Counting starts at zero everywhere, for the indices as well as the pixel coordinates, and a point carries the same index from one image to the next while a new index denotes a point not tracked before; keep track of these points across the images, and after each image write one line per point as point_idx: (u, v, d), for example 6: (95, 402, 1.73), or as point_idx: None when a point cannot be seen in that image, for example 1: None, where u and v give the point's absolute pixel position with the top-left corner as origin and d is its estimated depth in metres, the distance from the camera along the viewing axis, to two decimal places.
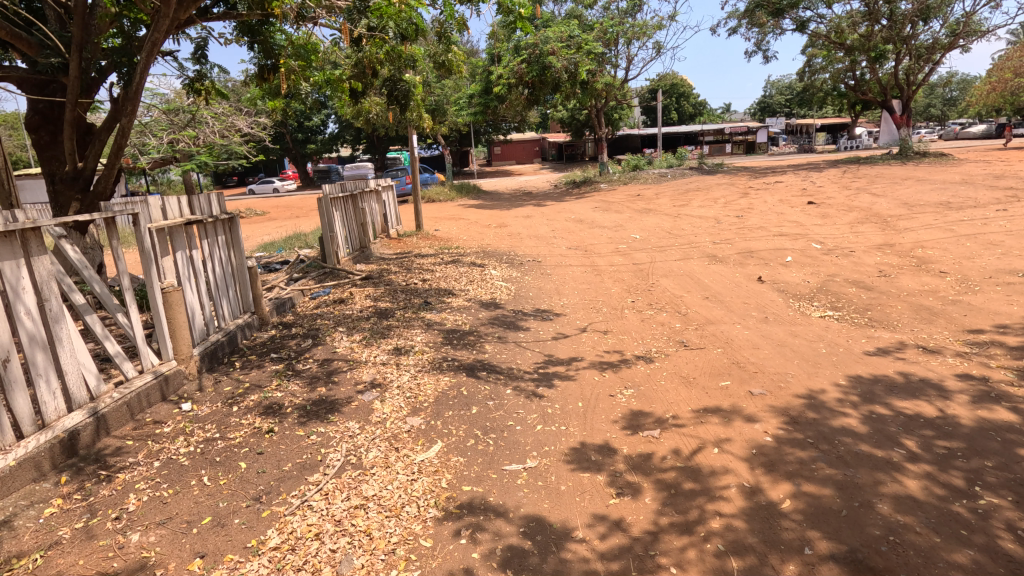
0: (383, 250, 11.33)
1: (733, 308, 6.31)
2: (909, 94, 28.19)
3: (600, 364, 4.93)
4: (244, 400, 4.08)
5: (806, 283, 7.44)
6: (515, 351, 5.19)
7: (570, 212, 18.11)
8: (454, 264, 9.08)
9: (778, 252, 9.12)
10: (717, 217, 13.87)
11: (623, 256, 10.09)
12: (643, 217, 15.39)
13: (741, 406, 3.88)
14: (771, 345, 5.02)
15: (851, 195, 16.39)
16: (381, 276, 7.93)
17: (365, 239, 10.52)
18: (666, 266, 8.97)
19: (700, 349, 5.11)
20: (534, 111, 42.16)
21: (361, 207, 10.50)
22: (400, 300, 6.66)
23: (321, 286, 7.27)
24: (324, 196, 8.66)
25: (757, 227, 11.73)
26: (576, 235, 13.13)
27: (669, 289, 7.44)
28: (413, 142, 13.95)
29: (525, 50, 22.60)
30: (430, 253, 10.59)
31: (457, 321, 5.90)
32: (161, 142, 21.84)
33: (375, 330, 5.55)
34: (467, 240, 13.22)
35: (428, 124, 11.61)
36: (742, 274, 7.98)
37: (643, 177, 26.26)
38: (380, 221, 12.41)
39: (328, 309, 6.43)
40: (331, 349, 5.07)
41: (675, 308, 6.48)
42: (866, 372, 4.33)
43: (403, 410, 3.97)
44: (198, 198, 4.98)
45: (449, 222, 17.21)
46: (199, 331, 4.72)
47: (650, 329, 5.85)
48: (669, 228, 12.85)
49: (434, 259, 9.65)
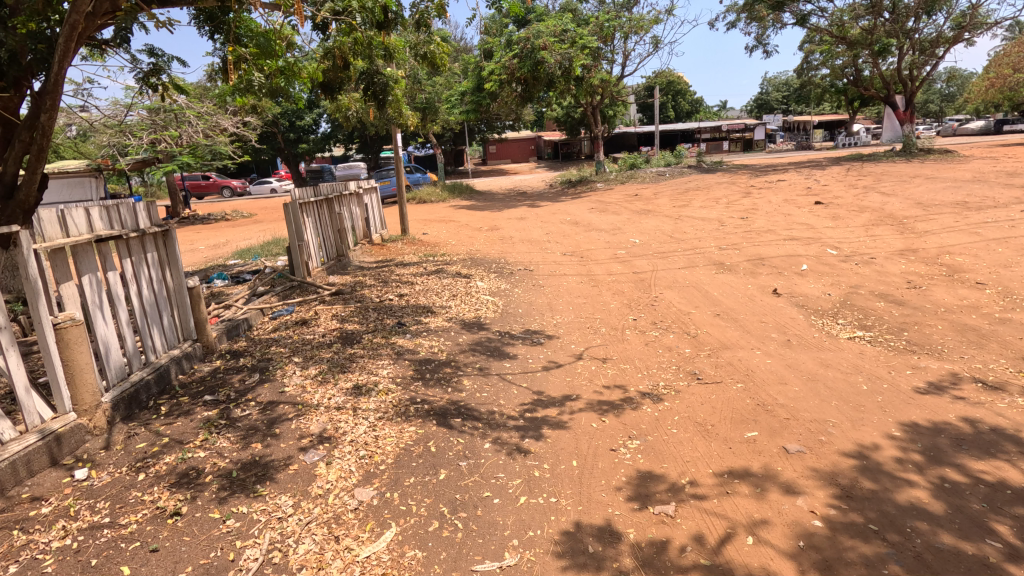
0: (363, 257, 10.52)
1: (749, 329, 5.54)
2: (912, 90, 27.49)
3: (598, 404, 4.14)
4: (155, 464, 3.26)
5: (828, 295, 6.69)
6: (498, 387, 4.40)
7: (565, 213, 17.38)
8: (438, 274, 8.29)
9: (791, 260, 8.37)
10: (720, 219, 13.14)
11: (622, 263, 9.34)
12: (642, 219, 14.65)
13: (775, 469, 3.11)
14: (801, 379, 4.25)
15: (859, 194, 15.70)
16: (354, 290, 7.12)
17: (343, 246, 9.71)
18: (670, 275, 8.20)
19: (716, 384, 4.33)
20: (528, 109, 41.37)
21: (338, 213, 9.68)
22: (371, 321, 5.85)
23: (284, 304, 6.45)
24: (292, 202, 7.82)
25: (765, 230, 10.98)
26: (572, 238, 12.37)
27: (675, 304, 6.68)
28: (398, 141, 13.11)
29: (517, 45, 21.79)
30: (413, 261, 9.80)
31: (433, 348, 5.09)
32: (142, 142, 20.98)
33: (335, 362, 4.74)
34: (456, 245, 12.43)
35: (413, 122, 10.89)
36: (755, 285, 7.21)
37: (641, 176, 25.51)
38: (362, 226, 11.60)
39: (286, 333, 5.62)
40: (279, 388, 4.26)
41: (683, 328, 5.71)
42: (923, 419, 3.56)
43: (353, 477, 3.17)
44: (117, 209, 4.14)
45: (440, 225, 16.45)
46: (117, 371, 3.91)
47: (655, 356, 5.07)
48: (670, 231, 12.11)
49: (417, 268, 8.86)
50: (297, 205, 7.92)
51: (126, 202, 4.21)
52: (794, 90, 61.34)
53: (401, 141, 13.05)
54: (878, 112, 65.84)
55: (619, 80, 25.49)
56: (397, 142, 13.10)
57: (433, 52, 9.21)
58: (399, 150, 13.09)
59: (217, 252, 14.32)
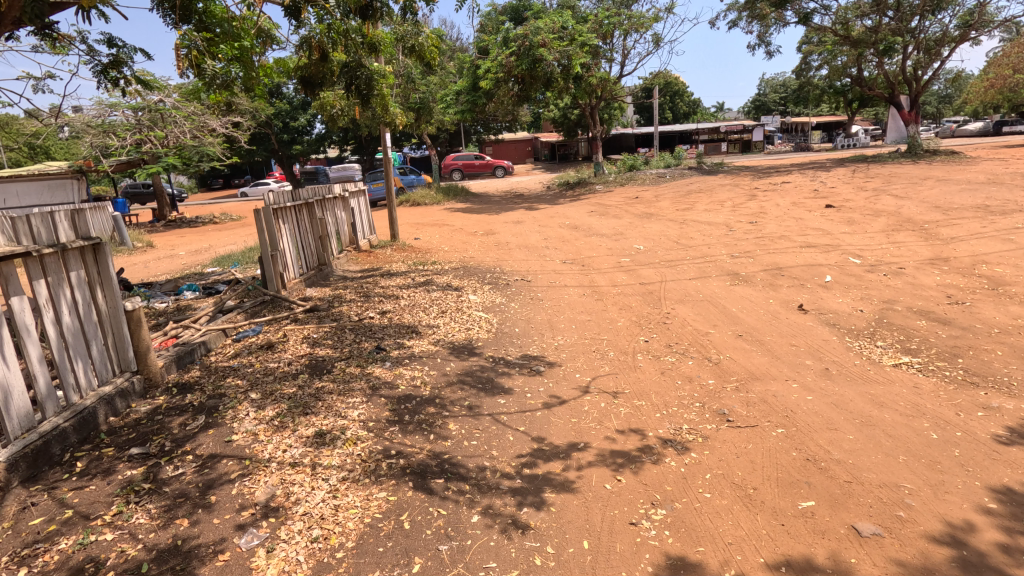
0: (348, 265, 9.80)
1: (778, 354, 4.84)
2: (917, 90, 26.51)
3: (611, 456, 3.42)
4: (45, 554, 2.52)
5: (860, 312, 5.98)
6: (491, 434, 3.67)
7: (564, 216, 16.72)
8: (426, 286, 7.57)
9: (812, 270, 7.67)
10: (727, 223, 12.47)
11: (626, 272, 8.68)
12: (645, 223, 13.97)
13: (848, 562, 2.41)
14: (854, 424, 3.53)
15: (869, 197, 15.07)
16: (331, 307, 6.38)
17: (325, 254, 8.98)
18: (680, 287, 7.51)
19: (751, 429, 3.62)
20: (525, 108, 40.75)
21: (320, 218, 8.93)
22: (346, 347, 5.08)
23: (250, 324, 5.71)
24: (264, 206, 7.07)
25: (778, 235, 10.31)
26: (571, 244, 11.69)
27: (690, 321, 5.97)
28: (387, 141, 12.31)
29: (514, 43, 21.17)
30: (401, 270, 9.10)
31: (416, 381, 4.34)
32: (126, 143, 20.26)
33: (299, 400, 3.98)
34: (449, 252, 11.72)
35: (404, 119, 10.23)
36: (777, 300, 6.53)
37: (641, 177, 24.88)
38: (347, 231, 10.85)
39: (246, 360, 4.85)
40: (225, 437, 3.50)
41: (703, 353, 5.00)
42: (1019, 484, 2.85)
43: (299, 573, 2.43)
44: (25, 221, 3.39)
45: (433, 229, 15.74)
46: (20, 421, 3.16)
47: (674, 389, 4.35)
48: (675, 237, 11.43)
49: (403, 279, 8.14)
50: (270, 211, 7.18)
51: (38, 212, 3.46)
52: (792, 91, 60.97)
53: (389, 142, 12.27)
54: (876, 114, 65.50)
55: (619, 80, 24.89)
56: (386, 142, 12.31)
57: (422, 44, 8.53)
58: (388, 150, 12.31)
59: (198, 258, 13.60)
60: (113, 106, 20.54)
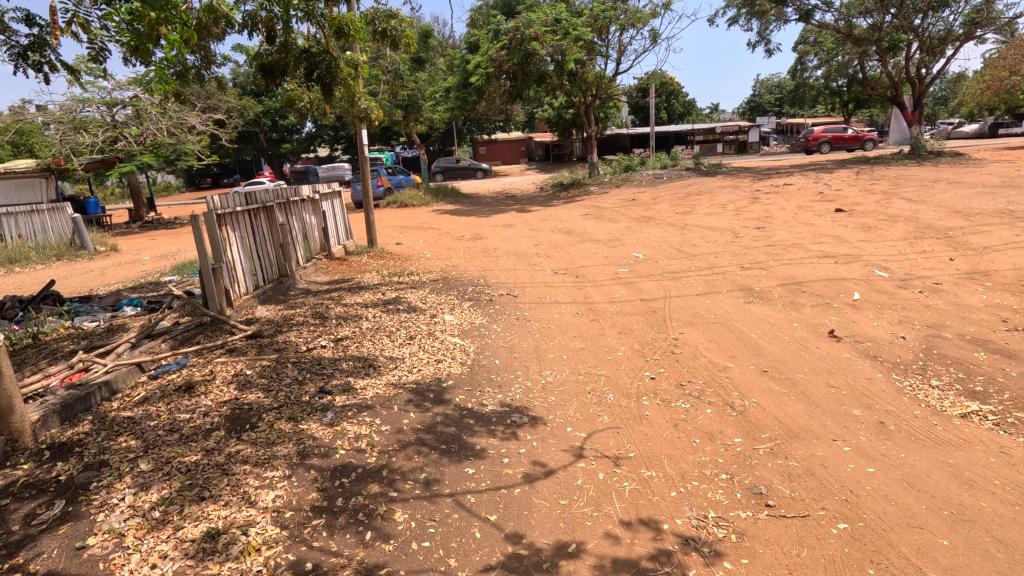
0: (315, 276, 8.81)
1: (817, 401, 3.92)
2: (920, 90, 25.72)
3: (615, 570, 2.48)
4: None
5: (902, 339, 5.06)
6: (450, 529, 2.73)
7: (557, 220, 15.84)
8: (397, 303, 6.63)
9: (836, 285, 6.76)
10: (732, 229, 11.60)
11: (625, 285, 7.78)
12: (643, 227, 13.07)
13: None
14: (943, 520, 2.62)
15: (879, 200, 14.20)
16: (280, 332, 5.41)
17: (287, 264, 7.98)
18: (687, 305, 6.60)
19: (801, 522, 2.69)
20: (518, 107, 39.85)
21: (282, 225, 7.93)
22: (283, 389, 4.10)
23: (175, 357, 4.72)
24: (208, 211, 6.09)
25: (790, 243, 9.43)
26: (564, 251, 10.76)
27: (702, 350, 5.05)
28: (363, 139, 11.30)
29: (505, 36, 20.28)
30: (373, 282, 8.15)
31: (360, 443, 3.38)
32: (97, 140, 19.21)
33: (200, 475, 2.99)
34: (432, 259, 10.78)
35: (380, 116, 9.49)
36: (802, 321, 5.63)
37: (638, 178, 24.02)
38: (317, 238, 9.86)
39: (153, 408, 3.85)
40: (77, 542, 2.52)
41: (723, 397, 4.10)
42: None
43: None
44: None
45: (418, 233, 14.82)
46: None
47: (691, 452, 3.42)
48: (676, 243, 10.52)
49: (372, 294, 7.18)
50: (214, 217, 6.19)
51: None
52: (788, 93, 60.34)
53: (366, 139, 11.25)
54: (870, 116, 65.02)
55: (614, 78, 24.04)
56: (362, 140, 11.28)
57: (393, 26, 7.86)
58: (364, 149, 11.30)
59: (164, 264, 12.61)
60: (84, 101, 19.46)
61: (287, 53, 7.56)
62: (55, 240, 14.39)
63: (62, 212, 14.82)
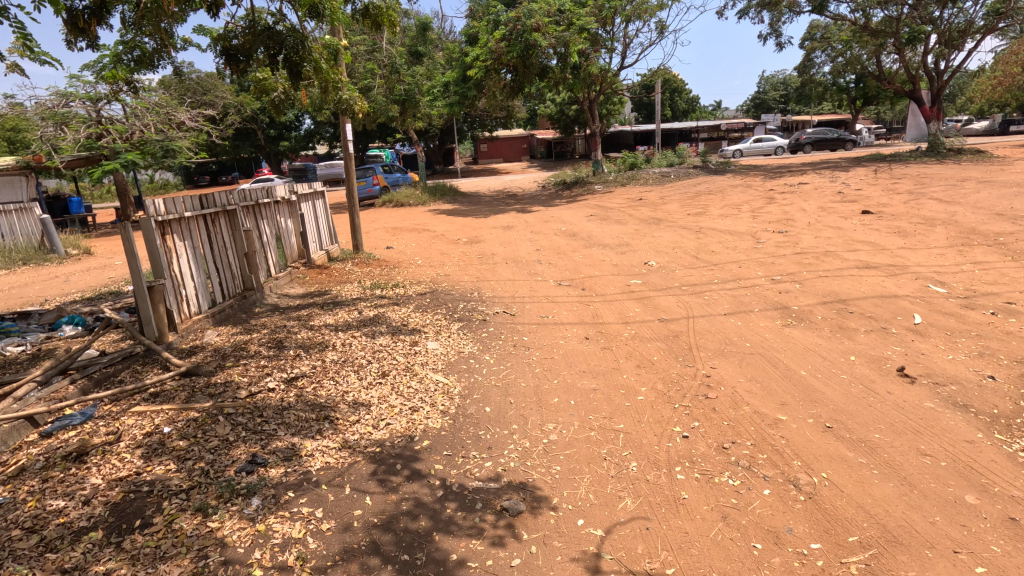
0: (288, 288, 7.85)
1: (911, 479, 2.95)
2: (939, 84, 24.66)
3: None
4: None
5: (992, 381, 4.06)
6: None
7: (560, 221, 14.90)
8: (374, 326, 5.66)
9: (889, 305, 5.76)
10: (752, 233, 10.61)
11: (639, 301, 6.82)
12: (652, 230, 12.10)
13: None
14: None
15: (907, 201, 13.19)
16: (224, 366, 4.43)
17: (252, 276, 6.99)
18: (714, 328, 5.63)
19: None
20: (520, 104, 38.92)
21: (246, 232, 6.95)
22: (204, 458, 3.13)
23: (81, 407, 3.74)
24: (145, 217, 5.10)
25: (822, 250, 8.45)
26: (568, 258, 9.79)
27: (742, 393, 4.06)
28: (347, 133, 10.27)
29: (505, 26, 19.35)
30: (353, 296, 7.20)
31: (287, 556, 2.42)
32: None
33: None
34: (423, 266, 9.84)
35: (364, 107, 8.55)
36: (859, 352, 4.65)
37: (644, 176, 23.05)
38: (293, 244, 8.90)
39: (21, 489, 2.88)
40: None
41: (783, 469, 3.12)
42: None
43: None
44: None
45: (411, 235, 13.92)
46: None
47: (752, 567, 2.44)
48: (692, 250, 9.53)
49: (348, 312, 6.22)
50: (154, 223, 5.21)
51: None
52: (794, 90, 59.30)
53: (351, 134, 10.21)
54: (877, 113, 63.95)
55: (619, 72, 23.06)
56: (347, 134, 10.25)
57: (373, 4, 6.94)
58: (349, 144, 10.27)
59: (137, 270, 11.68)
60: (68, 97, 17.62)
61: (252, 34, 6.65)
62: (23, 243, 13.45)
63: (29, 213, 13.96)
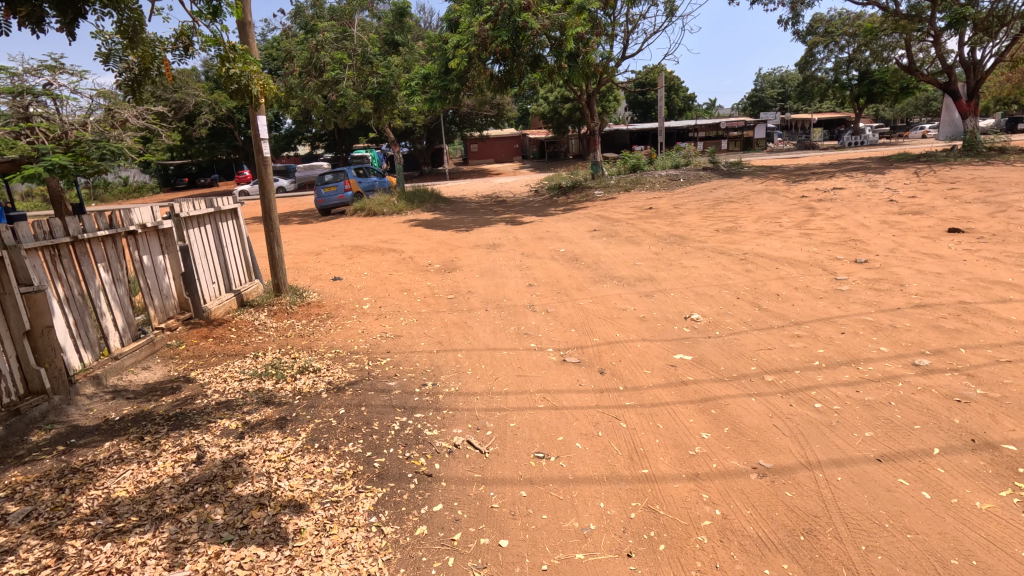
0: (139, 373, 4.96)
1: None
2: (978, 76, 22.03)
3: None
4: None
5: None
6: None
7: (559, 237, 12.16)
8: (194, 515, 2.77)
9: None
10: (819, 262, 7.90)
11: (702, 409, 3.99)
12: (679, 254, 9.36)
13: None
14: None
15: (994, 214, 10.52)
16: None
17: (40, 370, 4.07)
18: (883, 509, 2.81)
19: None
20: (512, 102, 36.36)
21: (30, 295, 4.05)
22: None
23: None
24: None
25: (952, 300, 5.67)
26: (574, 301, 7.02)
27: None
28: (260, 128, 7.35)
29: (490, 6, 16.76)
30: (225, 395, 4.35)
31: None
32: None
33: None
34: (369, 315, 7.02)
35: (268, 87, 5.62)
36: None
37: (650, 179, 20.37)
38: (165, 290, 6.01)
39: None
40: None
41: None
42: None
43: None
44: None
45: (373, 258, 11.11)
46: None
47: None
48: (747, 291, 6.77)
49: (178, 455, 3.36)
50: None
51: None
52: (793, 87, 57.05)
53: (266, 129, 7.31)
54: (878, 112, 62.07)
55: (621, 63, 20.41)
56: (260, 130, 7.34)
57: None
58: (264, 144, 7.36)
59: None
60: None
61: None
62: None
63: None
